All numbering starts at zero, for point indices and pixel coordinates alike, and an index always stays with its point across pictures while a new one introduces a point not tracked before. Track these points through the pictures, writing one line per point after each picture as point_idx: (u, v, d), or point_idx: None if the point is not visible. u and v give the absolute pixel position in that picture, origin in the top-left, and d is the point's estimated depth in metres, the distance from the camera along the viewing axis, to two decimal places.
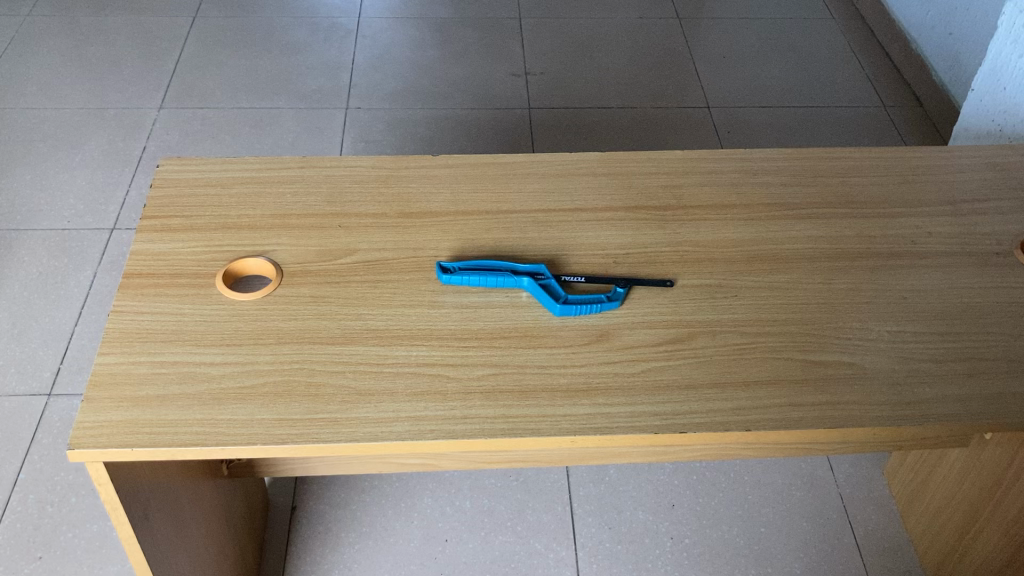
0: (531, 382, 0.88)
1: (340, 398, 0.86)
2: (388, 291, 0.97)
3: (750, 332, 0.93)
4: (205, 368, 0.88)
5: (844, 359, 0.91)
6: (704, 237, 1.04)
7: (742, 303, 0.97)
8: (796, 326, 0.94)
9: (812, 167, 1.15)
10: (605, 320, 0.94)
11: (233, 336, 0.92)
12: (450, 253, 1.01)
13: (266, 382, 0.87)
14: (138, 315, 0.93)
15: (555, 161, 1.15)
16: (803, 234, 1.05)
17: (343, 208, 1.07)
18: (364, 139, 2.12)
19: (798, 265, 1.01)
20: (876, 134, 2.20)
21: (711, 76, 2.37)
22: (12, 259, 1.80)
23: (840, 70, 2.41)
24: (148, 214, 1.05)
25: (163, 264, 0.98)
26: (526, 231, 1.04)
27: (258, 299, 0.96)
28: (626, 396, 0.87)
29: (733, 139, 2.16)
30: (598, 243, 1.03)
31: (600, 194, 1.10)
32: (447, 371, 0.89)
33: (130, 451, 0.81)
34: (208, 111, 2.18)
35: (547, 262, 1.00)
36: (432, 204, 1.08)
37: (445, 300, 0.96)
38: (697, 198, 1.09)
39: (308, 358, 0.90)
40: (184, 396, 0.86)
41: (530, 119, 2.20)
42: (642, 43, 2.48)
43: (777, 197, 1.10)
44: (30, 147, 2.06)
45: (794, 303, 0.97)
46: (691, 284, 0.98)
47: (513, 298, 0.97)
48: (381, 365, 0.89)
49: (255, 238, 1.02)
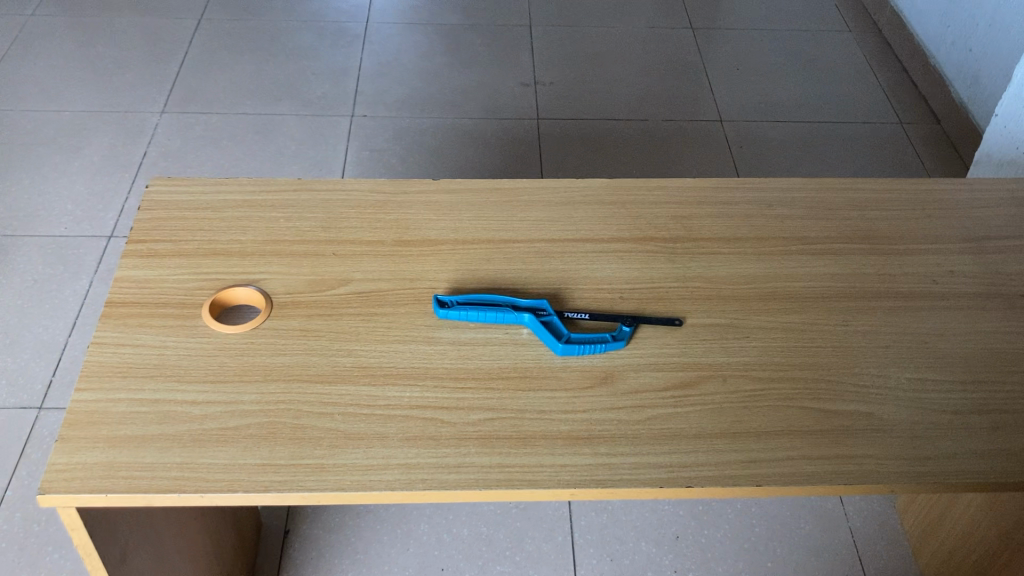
0: (529, 428, 0.83)
1: (327, 442, 0.81)
2: (381, 325, 0.92)
3: (763, 377, 0.89)
4: (186, 406, 0.84)
5: (861, 409, 0.86)
6: (715, 272, 0.99)
7: (754, 345, 0.92)
8: (811, 372, 0.89)
9: (829, 199, 1.10)
10: (610, 361, 0.89)
11: (218, 371, 0.87)
12: (449, 285, 0.97)
13: (250, 423, 0.83)
14: (119, 347, 0.88)
15: (561, 187, 1.10)
16: (819, 271, 1.00)
17: (339, 235, 1.02)
18: (368, 148, 2.07)
19: (813, 304, 0.96)
20: (892, 152, 2.15)
21: (725, 89, 2.32)
22: (6, 265, 1.76)
23: (856, 85, 2.36)
24: (135, 238, 1.00)
25: (148, 292, 0.94)
26: (528, 262, 1.00)
27: (245, 332, 0.91)
28: (630, 445, 0.82)
29: (745, 154, 2.11)
30: (604, 277, 0.98)
31: (607, 224, 1.05)
32: (441, 414, 0.84)
33: (105, 497, 0.77)
34: (211, 116, 2.14)
35: (549, 296, 0.96)
36: (431, 231, 1.03)
37: (442, 336, 0.91)
38: (708, 230, 1.05)
39: (296, 397, 0.85)
40: (163, 437, 0.81)
41: (538, 129, 2.15)
42: (654, 53, 2.44)
43: (792, 231, 1.05)
44: (29, 150, 2.02)
45: (809, 346, 0.92)
46: (700, 323, 0.94)
47: (513, 335, 0.92)
48: (373, 407, 0.84)
49: (246, 266, 0.98)
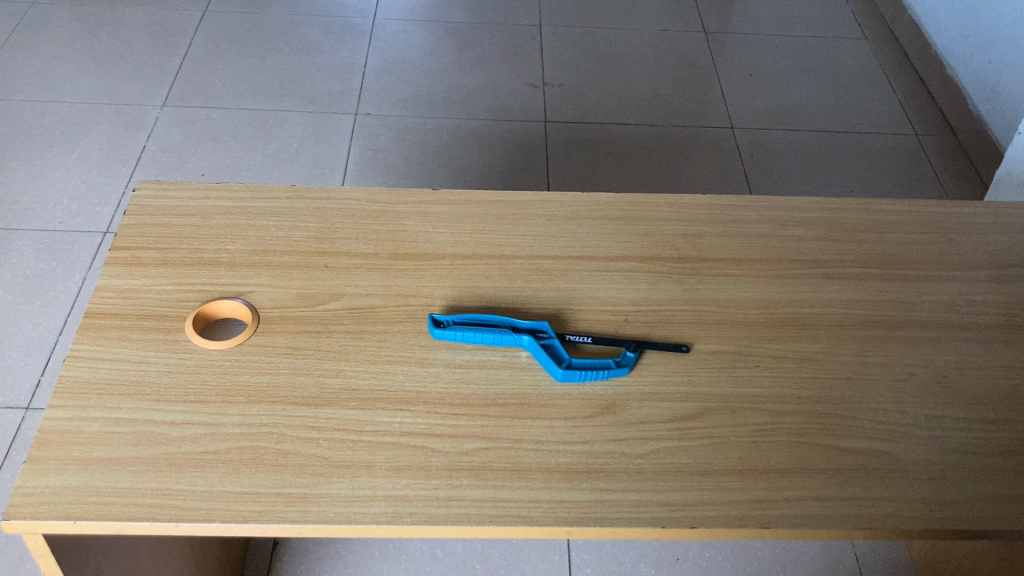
0: (525, 460, 0.79)
1: (311, 470, 0.77)
2: (373, 345, 0.88)
3: (772, 410, 0.84)
4: (164, 427, 0.79)
5: (875, 447, 0.81)
6: (725, 296, 0.95)
7: (764, 376, 0.87)
8: (824, 405, 0.85)
9: (846, 220, 1.05)
10: (612, 389, 0.85)
11: (199, 390, 0.83)
12: (445, 304, 0.92)
13: (230, 448, 0.78)
14: (97, 362, 0.84)
15: (566, 200, 1.06)
16: (834, 297, 0.95)
17: (332, 246, 0.98)
18: (372, 147, 2.02)
19: (827, 333, 0.91)
20: (906, 164, 2.10)
21: (737, 95, 2.27)
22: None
23: (871, 95, 2.31)
24: (119, 245, 0.96)
25: (130, 303, 0.90)
26: (529, 281, 0.95)
27: (230, 348, 0.87)
28: (631, 481, 0.77)
29: (756, 162, 2.06)
30: (609, 298, 0.94)
31: (613, 242, 1.00)
32: (432, 442, 0.80)
33: (73, 524, 0.72)
34: (213, 110, 2.10)
35: (550, 317, 0.91)
36: (428, 245, 0.99)
37: (437, 358, 0.87)
38: (718, 250, 1.00)
39: (279, 421, 0.81)
40: (138, 460, 0.77)
41: (545, 132, 2.11)
42: (666, 57, 2.39)
43: (807, 253, 1.00)
44: (26, 141, 1.98)
45: (822, 378, 0.87)
46: (708, 350, 0.89)
47: (511, 359, 0.87)
48: (361, 433, 0.80)
49: (233, 278, 0.93)
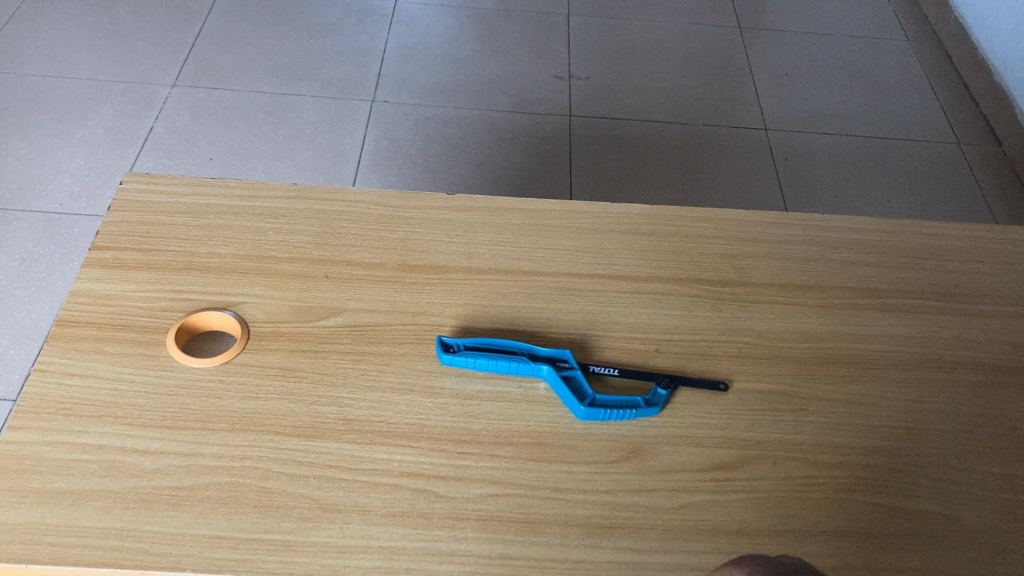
0: (539, 510, 0.69)
1: (298, 513, 0.68)
2: (374, 369, 0.78)
3: (819, 463, 0.74)
4: (135, 457, 0.71)
5: (936, 510, 0.72)
6: (767, 327, 0.85)
7: (811, 421, 0.77)
8: (877, 458, 0.75)
9: (901, 244, 0.95)
10: (640, 431, 0.75)
11: (178, 415, 0.74)
12: (455, 325, 0.83)
13: (208, 484, 0.69)
14: (66, 378, 0.75)
15: (594, 210, 0.96)
16: (887, 332, 0.86)
17: (335, 253, 0.88)
18: (388, 137, 1.93)
19: (882, 374, 0.82)
20: (948, 174, 1.99)
21: (772, 96, 2.16)
22: None
23: (911, 99, 2.20)
24: (100, 245, 0.87)
25: (108, 312, 0.81)
26: (551, 301, 0.86)
27: (215, 366, 0.78)
28: (658, 540, 0.68)
29: (790, 168, 1.95)
30: (638, 325, 0.84)
31: (644, 260, 0.91)
32: (435, 485, 0.70)
33: (24, 568, 0.64)
34: (224, 92, 2.00)
35: (571, 345, 0.82)
36: (440, 256, 0.89)
37: (444, 388, 0.78)
38: (761, 273, 0.90)
39: (265, 454, 0.72)
40: (103, 494, 0.68)
41: (569, 127, 2.01)
42: (698, 52, 2.28)
43: (858, 281, 0.90)
44: (29, 118, 1.89)
45: (876, 426, 0.78)
46: (748, 389, 0.79)
47: (528, 391, 0.78)
48: (356, 471, 0.71)
49: (224, 287, 0.84)
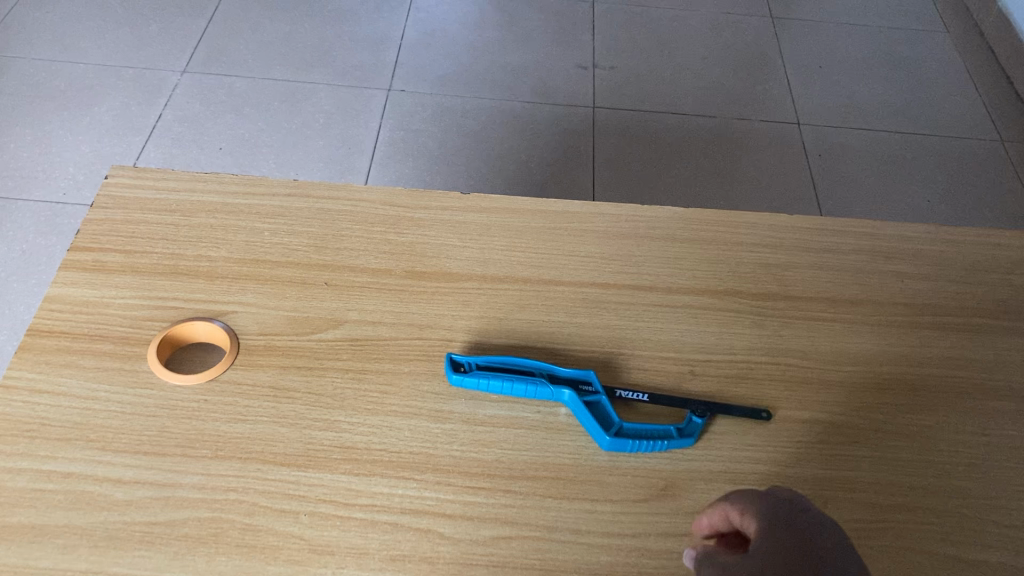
0: (558, 557, 0.62)
1: (285, 556, 0.60)
2: (376, 389, 0.71)
3: (874, 505, 0.66)
4: (105, 487, 0.63)
5: (1007, 562, 0.64)
6: (814, 347, 0.76)
7: (865, 456, 0.69)
8: (940, 501, 0.67)
9: (960, 255, 0.86)
10: (673, 465, 0.67)
11: (156, 439, 0.66)
12: (468, 341, 0.75)
13: (186, 519, 0.62)
14: (35, 395, 0.68)
15: (622, 212, 0.88)
16: (946, 355, 0.77)
17: (336, 257, 0.80)
18: (403, 128, 1.85)
19: (942, 403, 0.73)
20: (991, 172, 1.89)
21: (807, 89, 2.06)
22: None
23: (952, 94, 2.10)
24: (80, 246, 0.79)
25: (85, 321, 0.73)
26: (574, 315, 0.77)
27: (199, 384, 0.70)
28: None
29: (824, 164, 1.86)
30: (670, 343, 0.76)
31: (677, 269, 0.82)
32: (441, 525, 0.63)
33: None
34: (236, 80, 1.93)
35: (596, 365, 0.74)
36: (452, 262, 0.81)
37: (453, 412, 0.69)
38: (807, 286, 0.81)
39: (250, 485, 0.64)
40: (69, 530, 0.61)
41: (592, 119, 1.92)
42: (728, 42, 2.18)
43: (915, 296, 0.82)
44: (34, 103, 1.82)
45: (938, 462, 0.69)
46: (792, 418, 0.71)
47: (547, 417, 0.70)
48: (353, 507, 0.63)
49: (214, 295, 0.76)
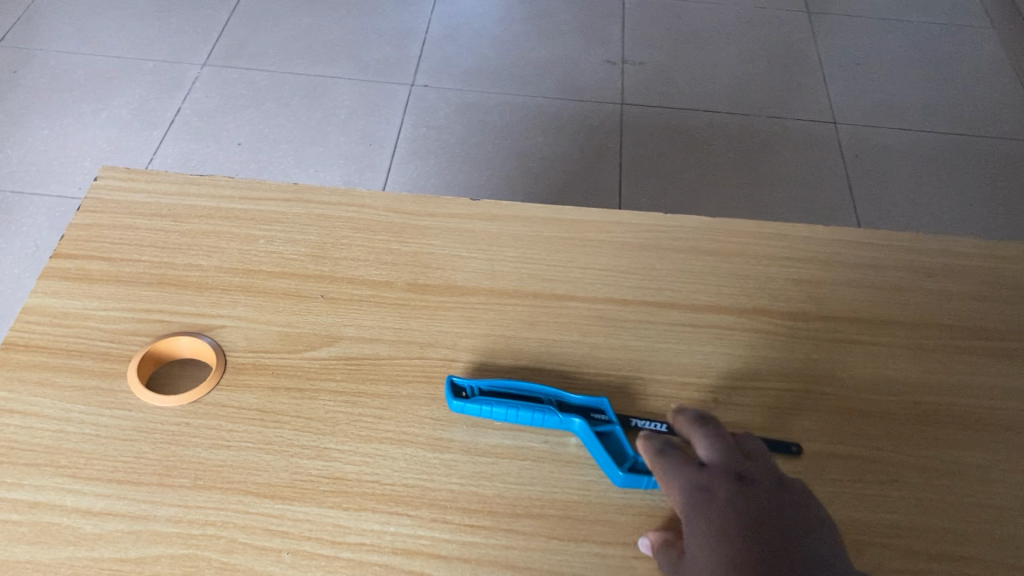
0: None
1: None
2: (371, 414, 0.65)
3: (914, 551, 0.60)
4: (73, 519, 0.58)
5: None
6: (849, 373, 0.70)
7: (904, 496, 0.63)
8: (987, 548, 0.60)
9: (1010, 273, 0.79)
10: None
11: (131, 466, 0.61)
12: (472, 362, 0.69)
13: (158, 557, 0.57)
14: (6, 416, 0.63)
15: (642, 221, 0.82)
16: (995, 384, 0.70)
17: (334, 268, 0.75)
18: (426, 125, 1.80)
19: (990, 438, 0.67)
20: None
21: (844, 87, 1.98)
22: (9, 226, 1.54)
23: (997, 93, 2.01)
24: (64, 253, 0.75)
25: (64, 336, 0.69)
26: (588, 335, 0.72)
27: (181, 405, 0.65)
28: None
29: (861, 166, 1.78)
30: (692, 366, 0.70)
31: (701, 285, 0.76)
32: (435, 567, 0.57)
33: None
34: (257, 73, 1.88)
35: (610, 390, 0.68)
36: (458, 274, 0.76)
37: (453, 441, 0.64)
38: (842, 305, 0.75)
39: (230, 520, 0.59)
40: (31, 567, 0.56)
41: (620, 117, 1.85)
42: (763, 37, 2.11)
43: (960, 317, 0.75)
44: (52, 97, 1.79)
45: (985, 504, 0.63)
46: (824, 453, 0.65)
47: (556, 447, 0.64)
48: (340, 546, 0.58)
49: (202, 308, 0.71)
